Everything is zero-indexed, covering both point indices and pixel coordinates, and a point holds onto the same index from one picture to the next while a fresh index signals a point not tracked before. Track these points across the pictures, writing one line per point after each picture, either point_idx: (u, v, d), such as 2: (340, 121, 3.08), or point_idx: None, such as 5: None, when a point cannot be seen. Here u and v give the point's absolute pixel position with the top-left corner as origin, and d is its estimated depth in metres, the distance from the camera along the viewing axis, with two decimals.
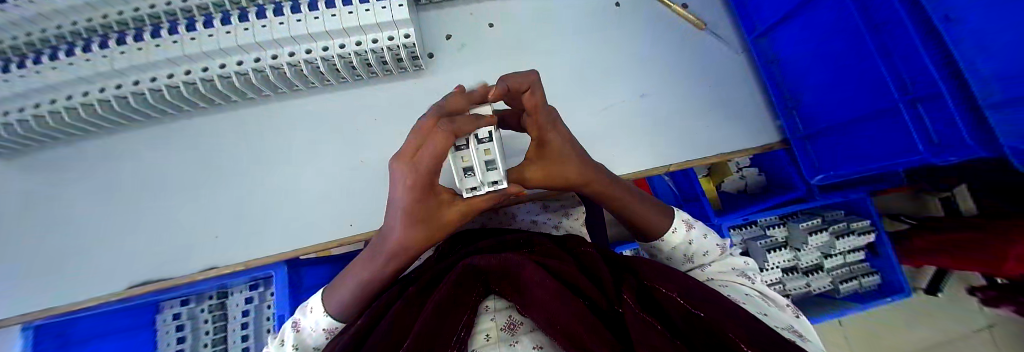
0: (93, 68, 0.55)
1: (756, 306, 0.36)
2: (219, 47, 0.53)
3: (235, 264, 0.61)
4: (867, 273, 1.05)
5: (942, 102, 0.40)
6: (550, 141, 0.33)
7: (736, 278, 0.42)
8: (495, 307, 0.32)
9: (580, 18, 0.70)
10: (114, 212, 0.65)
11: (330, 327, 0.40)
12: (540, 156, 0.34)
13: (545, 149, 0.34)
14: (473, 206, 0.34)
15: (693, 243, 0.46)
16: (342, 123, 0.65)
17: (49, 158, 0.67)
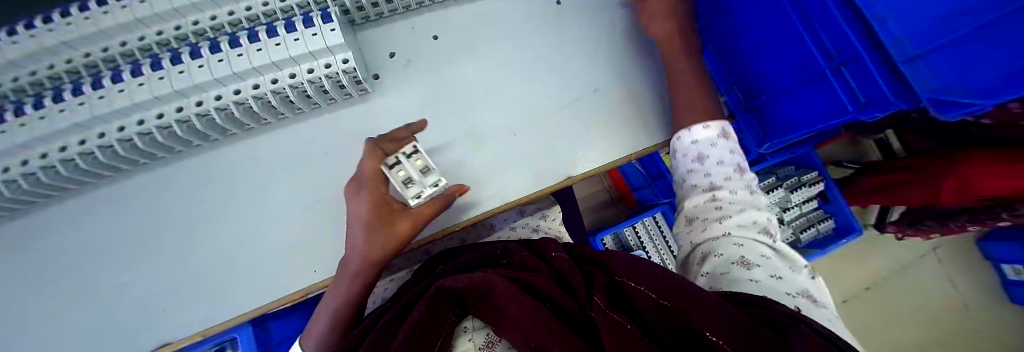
0: (0, 141, 0.48)
1: (771, 267, 0.40)
2: (131, 102, 0.48)
3: (190, 336, 0.56)
4: (822, 220, 1.14)
5: (862, 63, 0.43)
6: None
7: (756, 238, 0.45)
8: (473, 326, 0.41)
9: (525, 19, 0.69)
10: (37, 303, 0.57)
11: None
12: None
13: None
14: (423, 216, 0.43)
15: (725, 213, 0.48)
16: (295, 161, 0.61)
17: None
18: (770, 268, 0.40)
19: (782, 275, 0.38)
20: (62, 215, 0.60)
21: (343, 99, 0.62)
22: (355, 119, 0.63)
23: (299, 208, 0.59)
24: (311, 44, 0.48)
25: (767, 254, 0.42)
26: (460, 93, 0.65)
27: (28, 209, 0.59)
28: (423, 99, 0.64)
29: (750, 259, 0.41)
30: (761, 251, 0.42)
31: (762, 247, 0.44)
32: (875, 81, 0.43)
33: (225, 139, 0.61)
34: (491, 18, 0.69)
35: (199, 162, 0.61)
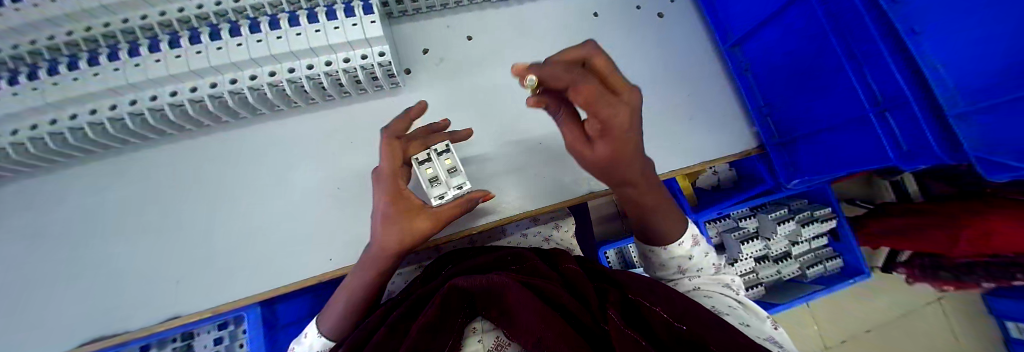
0: (36, 99, 0.48)
1: (738, 316, 0.40)
2: (166, 74, 0.48)
3: (199, 311, 0.57)
4: (831, 257, 1.13)
5: (910, 111, 0.43)
6: (613, 125, 0.26)
7: (720, 290, 0.46)
8: (483, 328, 0.41)
9: (557, 28, 0.69)
10: (54, 262, 0.58)
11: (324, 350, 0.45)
12: (605, 115, 0.24)
13: (618, 111, 0.25)
14: (444, 215, 0.40)
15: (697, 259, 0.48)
16: (317, 148, 0.61)
17: None
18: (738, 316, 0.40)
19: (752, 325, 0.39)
20: (89, 176, 0.61)
21: (374, 91, 0.62)
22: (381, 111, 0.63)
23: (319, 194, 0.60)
24: (351, 35, 0.48)
25: (731, 304, 0.43)
26: (485, 96, 0.65)
27: (54, 167, 0.60)
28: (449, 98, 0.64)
29: (719, 307, 0.41)
30: (723, 301, 0.43)
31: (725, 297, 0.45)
32: (921, 130, 0.43)
33: (254, 119, 0.62)
34: (529, 25, 0.68)
35: (223, 138, 0.62)
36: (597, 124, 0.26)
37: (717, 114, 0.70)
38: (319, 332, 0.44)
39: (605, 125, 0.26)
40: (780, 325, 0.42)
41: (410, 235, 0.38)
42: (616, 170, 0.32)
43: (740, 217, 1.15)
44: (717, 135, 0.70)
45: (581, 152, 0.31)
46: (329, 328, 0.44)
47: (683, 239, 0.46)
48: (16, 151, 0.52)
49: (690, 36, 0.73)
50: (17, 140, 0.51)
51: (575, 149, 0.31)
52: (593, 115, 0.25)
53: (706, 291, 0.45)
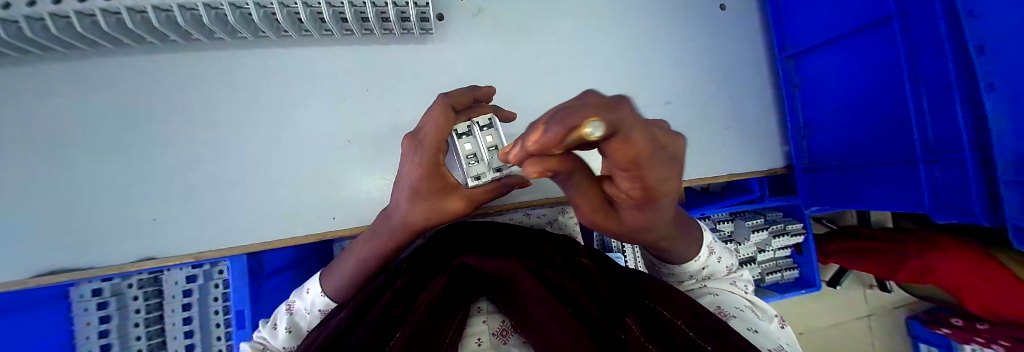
0: None
1: (746, 319, 0.40)
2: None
3: (183, 255, 0.56)
4: (789, 268, 1.21)
5: (966, 162, 0.47)
6: (663, 188, 0.15)
7: (730, 291, 0.46)
8: (488, 308, 0.36)
9: (586, 7, 0.67)
10: (14, 176, 0.53)
11: (326, 309, 0.44)
12: (656, 182, 0.14)
13: (671, 171, 0.14)
14: (475, 198, 0.37)
15: (706, 264, 0.47)
16: (329, 96, 0.59)
17: None
18: (745, 319, 0.40)
19: (759, 328, 0.39)
20: (55, 80, 0.53)
21: (401, 34, 0.60)
22: (402, 66, 0.61)
23: (328, 143, 0.59)
24: None
25: (740, 306, 0.43)
26: (505, 70, 0.64)
27: (1, 59, 0.52)
28: (470, 64, 0.63)
29: (725, 309, 0.42)
30: (732, 303, 0.44)
31: (735, 299, 0.45)
32: (971, 181, 0.47)
33: (255, 41, 0.57)
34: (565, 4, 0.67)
35: (219, 61, 0.57)
36: (638, 192, 0.16)
37: (720, 130, 0.73)
38: (323, 292, 0.43)
39: (652, 193, 0.16)
40: (787, 324, 0.43)
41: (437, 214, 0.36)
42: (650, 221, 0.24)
43: (719, 220, 1.16)
44: (720, 150, 0.73)
45: (603, 217, 0.22)
46: (330, 291, 0.44)
47: (700, 253, 0.44)
48: None
49: (713, 38, 0.73)
50: None
51: (596, 218, 0.22)
52: (638, 182, 0.14)
53: (711, 291, 0.46)
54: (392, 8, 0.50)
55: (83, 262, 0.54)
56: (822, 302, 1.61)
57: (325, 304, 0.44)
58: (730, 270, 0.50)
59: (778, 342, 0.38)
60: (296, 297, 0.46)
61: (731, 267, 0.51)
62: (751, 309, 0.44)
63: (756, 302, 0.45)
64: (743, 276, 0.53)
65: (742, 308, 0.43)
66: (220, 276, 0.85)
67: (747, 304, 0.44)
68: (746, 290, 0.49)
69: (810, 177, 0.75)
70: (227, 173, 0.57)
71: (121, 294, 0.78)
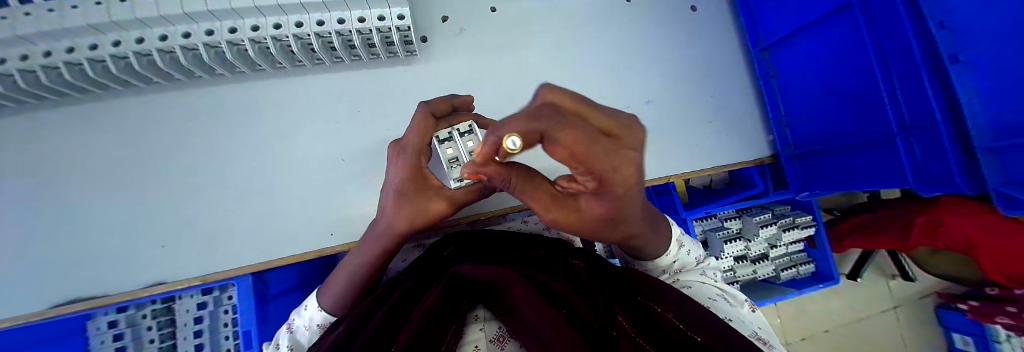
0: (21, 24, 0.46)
1: (720, 310, 0.43)
2: (181, 12, 0.47)
3: (188, 280, 0.57)
4: (804, 262, 1.18)
5: (935, 136, 0.49)
6: (617, 174, 0.19)
7: (702, 283, 0.49)
8: (484, 315, 0.36)
9: (561, 18, 0.71)
10: (29, 214, 0.56)
11: (326, 323, 0.46)
12: (603, 169, 0.17)
13: (617, 157, 0.17)
14: (459, 199, 0.37)
15: (678, 257, 0.50)
16: (321, 117, 0.62)
17: None
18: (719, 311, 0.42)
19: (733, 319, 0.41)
20: (71, 121, 0.58)
21: (387, 58, 0.64)
22: (389, 86, 0.64)
23: (320, 162, 0.62)
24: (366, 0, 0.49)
25: (712, 298, 0.45)
26: (488, 82, 0.67)
27: (28, 105, 0.57)
28: (453, 80, 0.66)
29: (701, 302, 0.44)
30: (704, 295, 0.46)
31: (705, 291, 0.47)
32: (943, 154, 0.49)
33: (252, 75, 0.61)
34: (540, 16, 0.70)
35: (218, 93, 0.61)
36: (594, 178, 0.19)
37: (704, 124, 0.74)
38: (322, 307, 0.45)
39: (604, 179, 0.19)
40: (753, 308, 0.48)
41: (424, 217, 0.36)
42: (615, 220, 0.27)
43: (725, 217, 1.18)
44: (706, 143, 0.73)
45: (568, 217, 0.25)
46: (331, 304, 0.44)
47: (668, 250, 0.47)
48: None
49: (685, 38, 0.76)
50: None
51: (557, 217, 0.25)
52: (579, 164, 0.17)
53: (685, 285, 0.48)
54: (375, 34, 0.53)
55: (89, 292, 0.56)
56: (842, 296, 1.55)
57: (324, 319, 0.45)
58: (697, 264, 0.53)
59: (753, 331, 0.40)
60: (296, 315, 0.47)
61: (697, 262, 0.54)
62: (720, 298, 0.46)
63: (723, 293, 0.48)
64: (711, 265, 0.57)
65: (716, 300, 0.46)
66: (228, 301, 0.88)
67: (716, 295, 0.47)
68: (713, 279, 0.52)
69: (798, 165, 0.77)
70: (225, 198, 0.59)
71: (136, 325, 0.83)
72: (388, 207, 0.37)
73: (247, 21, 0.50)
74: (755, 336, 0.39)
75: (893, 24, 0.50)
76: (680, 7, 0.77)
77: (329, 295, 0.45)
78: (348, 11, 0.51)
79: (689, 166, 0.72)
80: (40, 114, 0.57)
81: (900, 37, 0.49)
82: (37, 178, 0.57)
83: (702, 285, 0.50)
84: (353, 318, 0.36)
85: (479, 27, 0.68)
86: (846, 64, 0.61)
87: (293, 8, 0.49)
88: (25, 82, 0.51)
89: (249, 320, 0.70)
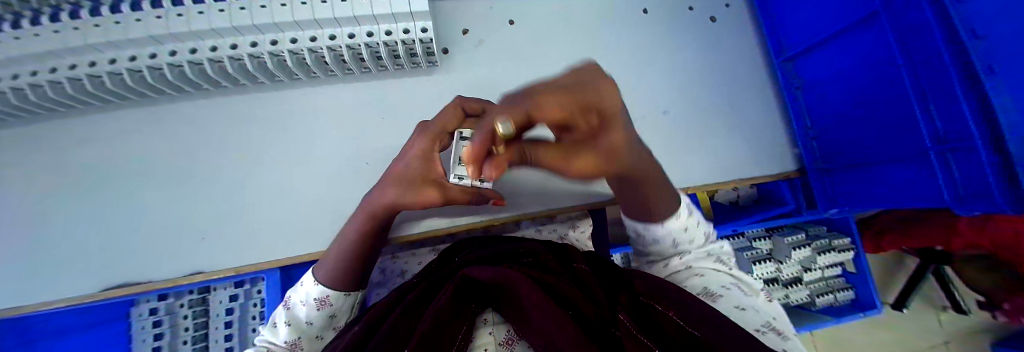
0: (96, 37, 0.53)
1: (732, 298, 0.39)
2: (231, 25, 0.52)
3: (223, 270, 0.61)
4: (843, 288, 1.10)
5: (972, 154, 0.43)
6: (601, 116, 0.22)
7: (712, 270, 0.45)
8: (494, 319, 0.36)
9: (576, 31, 0.73)
10: (93, 204, 0.63)
11: (321, 298, 0.44)
12: (587, 110, 0.21)
13: (594, 103, 0.20)
14: (454, 196, 0.42)
15: (682, 238, 0.47)
16: (346, 122, 0.66)
17: (41, 131, 0.65)
18: (727, 299, 0.39)
19: (740, 307, 0.38)
20: (131, 124, 0.65)
21: (411, 68, 0.67)
22: (410, 94, 0.67)
23: (343, 165, 0.65)
24: (393, 15, 0.53)
25: (720, 284, 0.42)
26: (505, 89, 0.68)
27: (99, 109, 0.65)
28: (472, 86, 0.68)
29: (708, 289, 0.41)
30: (713, 281, 0.43)
31: (714, 277, 0.43)
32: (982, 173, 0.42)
33: (288, 83, 0.66)
34: (555, 28, 0.72)
35: (258, 98, 0.66)
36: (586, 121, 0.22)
37: (724, 135, 0.72)
38: (316, 280, 0.45)
39: (594, 119, 0.22)
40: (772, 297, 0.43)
41: (414, 198, 0.40)
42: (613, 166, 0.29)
43: (754, 237, 1.12)
44: (729, 154, 0.71)
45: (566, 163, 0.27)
46: (319, 278, 0.45)
47: (669, 262, 0.48)
48: (74, 86, 0.57)
49: (703, 48, 0.76)
50: (54, 79, 0.56)
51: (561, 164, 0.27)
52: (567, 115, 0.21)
53: (692, 271, 0.45)
54: (400, 46, 0.57)
55: (130, 277, 0.61)
56: (882, 325, 1.43)
57: (321, 296, 0.44)
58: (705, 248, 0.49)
59: (766, 319, 0.36)
60: (292, 292, 0.47)
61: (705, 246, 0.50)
62: (730, 283, 0.43)
63: (737, 279, 0.44)
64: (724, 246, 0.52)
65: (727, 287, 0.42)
66: (257, 295, 0.92)
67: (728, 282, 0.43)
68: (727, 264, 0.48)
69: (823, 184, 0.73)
70: (255, 195, 0.64)
71: (173, 313, 0.89)
72: (393, 177, 0.42)
73: (288, 34, 0.55)
74: (772, 326, 0.35)
75: (925, 30, 0.45)
76: (695, 20, 0.77)
77: (324, 268, 0.46)
78: (376, 24, 0.55)
79: (709, 177, 0.70)
80: (108, 117, 0.65)
81: (930, 47, 0.45)
82: (102, 174, 0.64)
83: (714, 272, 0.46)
84: (368, 319, 0.38)
85: (497, 39, 0.70)
86: (875, 77, 0.57)
87: (328, 22, 0.53)
88: (94, 86, 0.58)
89: (273, 311, 0.73)
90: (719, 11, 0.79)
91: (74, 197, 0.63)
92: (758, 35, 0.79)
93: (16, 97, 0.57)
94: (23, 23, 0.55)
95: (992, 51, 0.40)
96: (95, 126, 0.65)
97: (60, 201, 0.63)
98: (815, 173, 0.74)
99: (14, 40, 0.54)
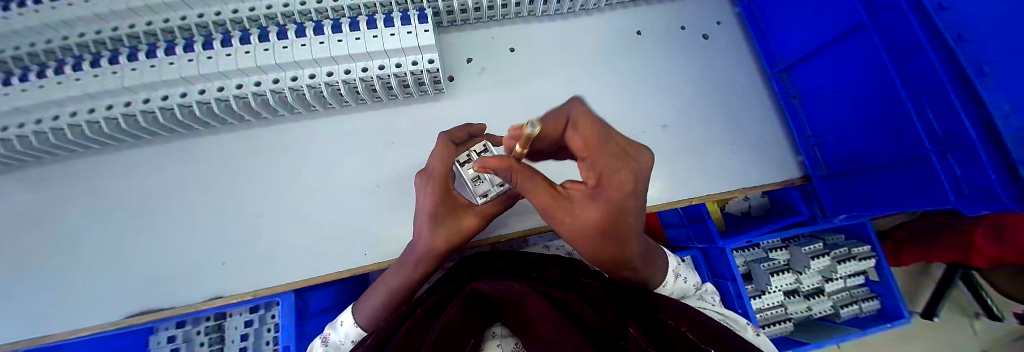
0: (133, 80, 0.58)
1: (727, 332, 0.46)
2: (255, 65, 0.57)
3: (242, 294, 0.63)
4: (867, 298, 1.06)
5: (973, 154, 0.43)
6: (609, 182, 0.24)
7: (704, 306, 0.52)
8: (502, 332, 0.39)
9: (574, 53, 0.76)
10: (119, 235, 0.66)
11: (360, 339, 0.50)
12: (604, 168, 0.24)
13: (618, 165, 0.23)
14: (487, 211, 0.47)
15: (676, 287, 0.53)
16: (360, 149, 0.69)
17: (76, 166, 0.69)
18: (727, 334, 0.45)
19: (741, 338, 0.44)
20: (159, 157, 0.70)
21: (419, 95, 0.71)
22: (419, 119, 0.70)
23: (356, 189, 0.67)
24: (403, 49, 0.57)
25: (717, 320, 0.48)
26: (509, 111, 0.71)
27: (130, 144, 0.70)
28: (477, 109, 0.71)
29: None
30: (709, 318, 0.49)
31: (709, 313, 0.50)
32: (984, 172, 0.42)
33: (305, 114, 0.71)
34: (555, 52, 0.76)
35: (276, 129, 0.70)
36: (593, 172, 0.25)
37: (725, 146, 0.73)
38: (357, 323, 0.49)
39: (600, 176, 0.24)
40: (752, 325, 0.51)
41: (458, 231, 0.44)
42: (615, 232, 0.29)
43: (770, 248, 1.11)
44: (732, 165, 0.72)
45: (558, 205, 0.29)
46: (361, 320, 0.49)
47: (668, 276, 0.51)
48: (109, 124, 0.62)
49: (699, 63, 0.79)
50: (91, 119, 0.61)
51: (550, 204, 0.29)
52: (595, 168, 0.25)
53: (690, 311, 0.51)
54: (410, 77, 0.61)
55: (150, 304, 0.63)
56: (913, 336, 1.36)
57: (357, 335, 0.49)
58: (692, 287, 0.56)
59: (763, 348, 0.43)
60: (331, 329, 0.51)
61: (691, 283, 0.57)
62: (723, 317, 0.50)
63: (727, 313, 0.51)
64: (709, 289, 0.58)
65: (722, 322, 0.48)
66: (271, 320, 0.97)
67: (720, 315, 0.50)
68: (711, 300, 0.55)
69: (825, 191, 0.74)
70: (272, 221, 0.66)
71: (190, 340, 0.93)
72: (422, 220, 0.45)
73: (306, 71, 0.60)
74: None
75: (911, 38, 0.47)
76: (688, 38, 0.80)
77: (362, 314, 0.49)
78: (388, 58, 0.60)
79: (714, 188, 0.70)
80: (139, 151, 0.70)
81: (917, 52, 0.47)
82: (130, 205, 0.68)
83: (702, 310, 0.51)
84: (383, 331, 0.40)
85: (500, 65, 0.74)
86: (868, 83, 0.59)
87: (343, 58, 0.58)
88: (127, 124, 0.62)
89: (288, 335, 0.75)
90: (711, 28, 0.82)
91: (103, 228, 0.67)
92: (751, 49, 0.82)
93: (57, 137, 0.62)
94: (69, 70, 0.60)
95: (979, 54, 0.41)
96: (125, 160, 0.70)
97: (90, 232, 0.66)
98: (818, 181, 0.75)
99: (60, 86, 0.59)
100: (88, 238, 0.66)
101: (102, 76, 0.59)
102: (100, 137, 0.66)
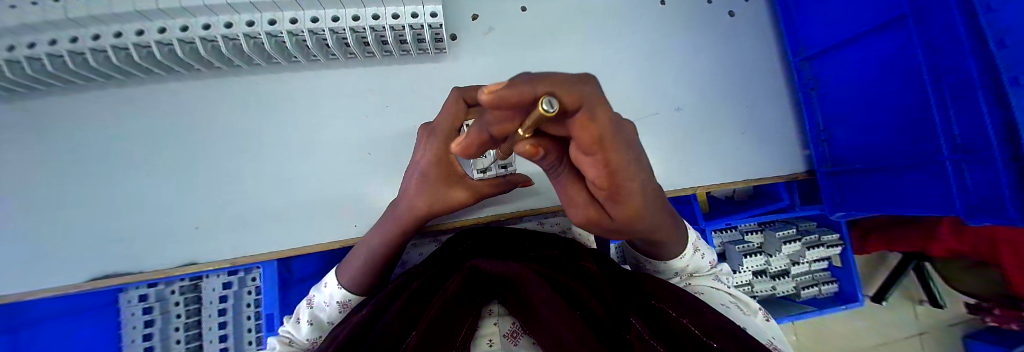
0: (79, 12, 0.50)
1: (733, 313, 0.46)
2: (225, 3, 0.49)
3: (220, 261, 0.60)
4: (827, 281, 1.14)
5: (988, 163, 0.44)
6: (626, 178, 0.17)
7: (717, 290, 0.51)
8: (499, 311, 0.37)
9: (591, 21, 0.70)
10: (75, 193, 0.60)
11: (343, 300, 0.48)
12: (617, 157, 0.14)
13: (628, 148, 0.15)
14: (480, 190, 0.45)
15: (691, 262, 0.51)
16: (350, 111, 0.64)
17: (17, 110, 0.61)
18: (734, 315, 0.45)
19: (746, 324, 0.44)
20: (120, 106, 0.62)
21: (418, 54, 0.65)
22: (419, 84, 0.65)
23: (346, 155, 0.63)
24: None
25: (725, 302, 0.48)
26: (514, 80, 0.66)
27: (83, 89, 0.62)
28: (481, 76, 0.66)
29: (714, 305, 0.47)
30: (716, 299, 0.49)
31: (715, 295, 0.50)
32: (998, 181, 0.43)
33: (287, 65, 0.63)
34: (569, 17, 0.69)
35: (255, 82, 0.63)
36: (606, 174, 0.16)
37: (733, 135, 0.71)
38: (340, 284, 0.47)
39: (617, 171, 0.16)
40: (771, 316, 0.49)
41: (444, 200, 0.43)
42: (646, 211, 0.25)
43: (746, 230, 1.15)
44: (734, 154, 0.71)
45: (596, 217, 0.26)
46: (347, 282, 0.47)
47: (682, 254, 0.49)
48: (53, 64, 0.54)
49: (720, 42, 0.74)
50: (32, 55, 0.52)
51: (588, 218, 0.26)
52: (606, 168, 0.15)
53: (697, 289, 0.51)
54: (409, 32, 0.55)
55: (121, 266, 0.60)
56: (864, 319, 1.50)
57: (342, 296, 0.47)
58: (706, 272, 0.55)
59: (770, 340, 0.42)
60: (315, 291, 0.50)
61: (708, 268, 0.56)
62: (735, 301, 0.49)
63: (743, 299, 0.50)
64: (724, 268, 0.58)
65: (733, 306, 0.47)
66: (252, 283, 0.96)
67: (733, 299, 0.49)
68: (727, 283, 0.55)
69: (829, 188, 0.75)
70: (255, 184, 0.62)
71: (164, 300, 0.91)
72: (414, 184, 0.43)
73: (291, 17, 0.52)
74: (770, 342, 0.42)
75: (944, 39, 0.46)
76: (711, 14, 0.75)
77: (346, 272, 0.48)
78: (384, 7, 0.53)
79: (716, 177, 0.69)
80: (95, 98, 0.62)
81: (952, 55, 0.45)
82: (86, 159, 0.61)
83: (712, 289, 0.52)
84: (375, 305, 0.38)
85: (509, 26, 0.68)
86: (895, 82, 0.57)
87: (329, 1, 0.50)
88: (75, 63, 0.54)
89: (272, 304, 0.73)
90: (739, 5, 0.77)
91: (59, 184, 0.60)
92: (770, 32, 0.78)
93: None
94: None
95: (1012, 61, 0.40)
96: (81, 108, 0.62)
97: (43, 188, 0.60)
98: (824, 178, 0.75)
99: None
100: (42, 193, 0.60)
101: (40, 4, 0.50)
102: (44, 79, 0.57)
